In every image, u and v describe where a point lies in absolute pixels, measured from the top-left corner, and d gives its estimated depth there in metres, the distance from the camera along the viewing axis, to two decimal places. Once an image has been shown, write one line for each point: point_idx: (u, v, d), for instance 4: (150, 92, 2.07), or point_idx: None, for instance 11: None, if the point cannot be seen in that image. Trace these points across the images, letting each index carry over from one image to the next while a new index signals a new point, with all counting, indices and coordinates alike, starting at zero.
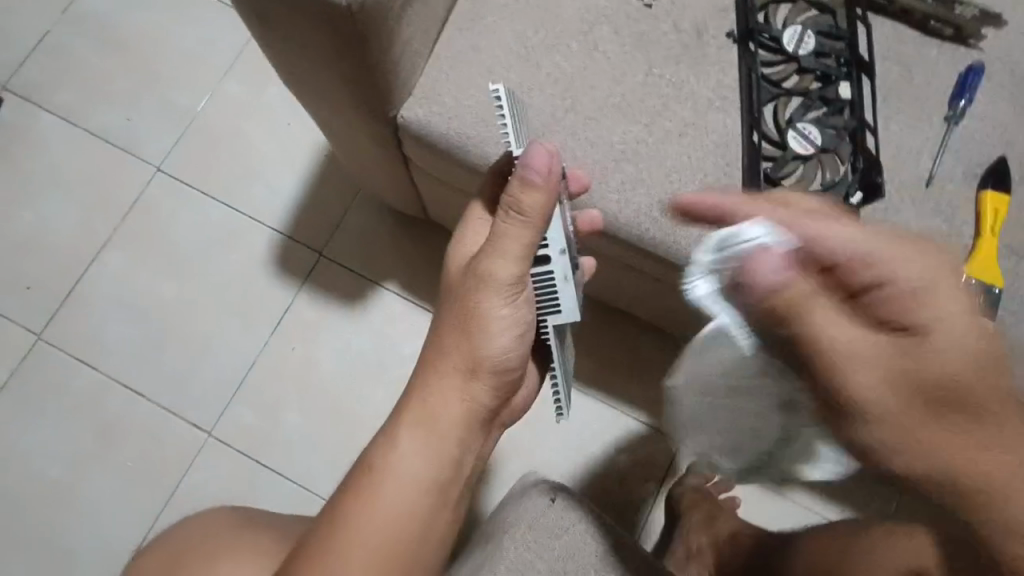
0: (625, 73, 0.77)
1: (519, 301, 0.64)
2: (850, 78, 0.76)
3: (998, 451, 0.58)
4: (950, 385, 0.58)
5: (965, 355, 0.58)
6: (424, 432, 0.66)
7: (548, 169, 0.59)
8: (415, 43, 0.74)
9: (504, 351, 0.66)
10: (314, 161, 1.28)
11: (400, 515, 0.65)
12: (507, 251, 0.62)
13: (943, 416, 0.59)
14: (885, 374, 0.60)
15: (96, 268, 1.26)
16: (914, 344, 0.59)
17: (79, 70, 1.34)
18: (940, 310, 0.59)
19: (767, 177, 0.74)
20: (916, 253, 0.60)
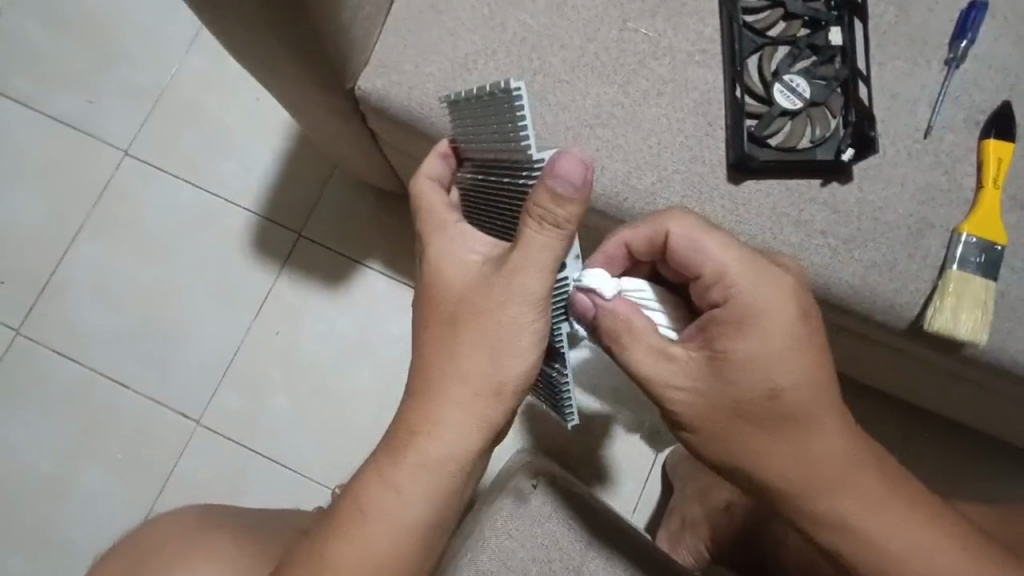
0: (597, 29, 0.71)
1: (540, 315, 0.55)
2: (841, 22, 0.70)
3: (817, 465, 0.58)
4: (772, 407, 0.57)
5: (795, 377, 0.56)
6: (426, 455, 0.54)
7: (580, 177, 0.50)
8: (367, 7, 0.68)
9: (521, 370, 0.55)
10: (287, 137, 1.23)
11: (384, 551, 0.54)
12: (536, 262, 0.53)
13: (762, 435, 0.58)
14: (703, 396, 0.58)
15: (70, 258, 1.23)
16: (730, 368, 0.56)
17: (36, 51, 1.28)
18: (766, 336, 0.56)
19: (751, 136, 0.69)
20: (755, 277, 0.57)
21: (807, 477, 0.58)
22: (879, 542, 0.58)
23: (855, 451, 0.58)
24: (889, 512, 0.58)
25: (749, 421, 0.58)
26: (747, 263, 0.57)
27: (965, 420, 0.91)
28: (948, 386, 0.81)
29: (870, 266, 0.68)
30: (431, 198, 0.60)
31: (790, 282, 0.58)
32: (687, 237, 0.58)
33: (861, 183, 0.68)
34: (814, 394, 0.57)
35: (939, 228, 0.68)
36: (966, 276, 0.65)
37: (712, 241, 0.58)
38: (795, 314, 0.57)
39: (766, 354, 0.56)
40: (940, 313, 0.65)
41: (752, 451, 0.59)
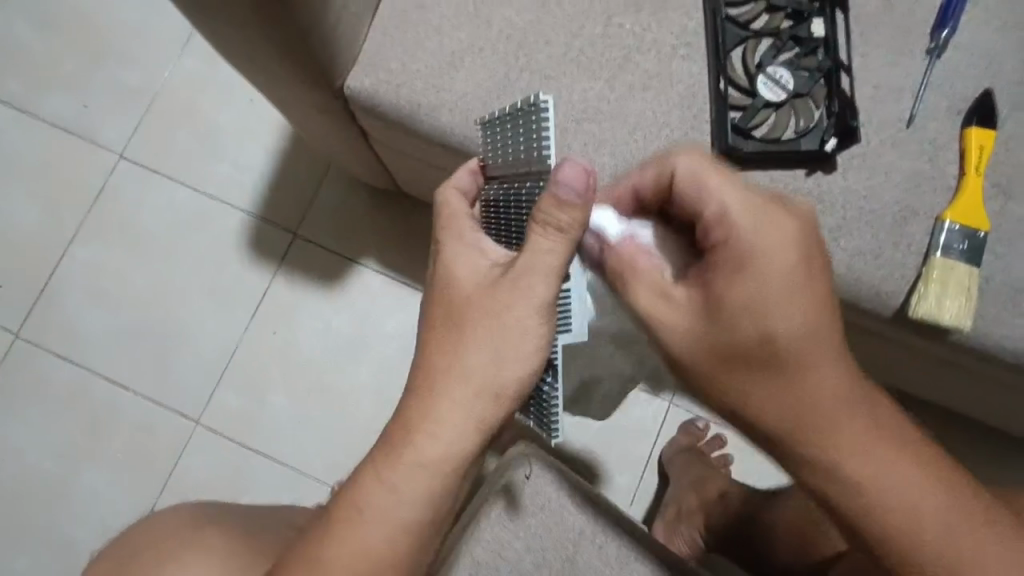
0: (582, 25, 0.71)
1: (542, 317, 0.55)
2: (823, 14, 0.71)
3: (821, 411, 0.54)
4: (772, 348, 0.54)
5: (796, 318, 0.54)
6: (422, 456, 0.55)
7: (582, 184, 0.52)
8: (354, 6, 0.69)
9: (523, 374, 0.55)
10: (281, 137, 1.23)
11: (380, 549, 0.55)
12: (543, 265, 0.54)
13: (762, 377, 0.55)
14: (698, 333, 0.56)
15: (67, 262, 1.23)
16: (727, 303, 0.55)
17: (30, 56, 1.28)
18: (766, 273, 0.54)
19: (736, 128, 0.69)
20: (758, 218, 0.54)
21: (811, 425, 0.55)
22: (879, 487, 0.54)
23: (861, 399, 0.55)
24: (895, 461, 0.54)
25: (746, 365, 0.55)
26: (751, 204, 0.54)
27: (956, 407, 0.92)
28: (938, 373, 0.81)
29: (855, 255, 0.68)
30: (455, 205, 0.61)
31: (795, 222, 0.55)
32: (690, 178, 0.56)
33: (845, 173, 0.69)
34: (819, 337, 0.54)
35: (923, 216, 0.68)
36: (950, 263, 0.66)
37: (717, 182, 0.55)
38: (798, 256, 0.54)
39: (767, 291, 0.54)
40: (924, 299, 0.66)
41: (753, 395, 0.56)
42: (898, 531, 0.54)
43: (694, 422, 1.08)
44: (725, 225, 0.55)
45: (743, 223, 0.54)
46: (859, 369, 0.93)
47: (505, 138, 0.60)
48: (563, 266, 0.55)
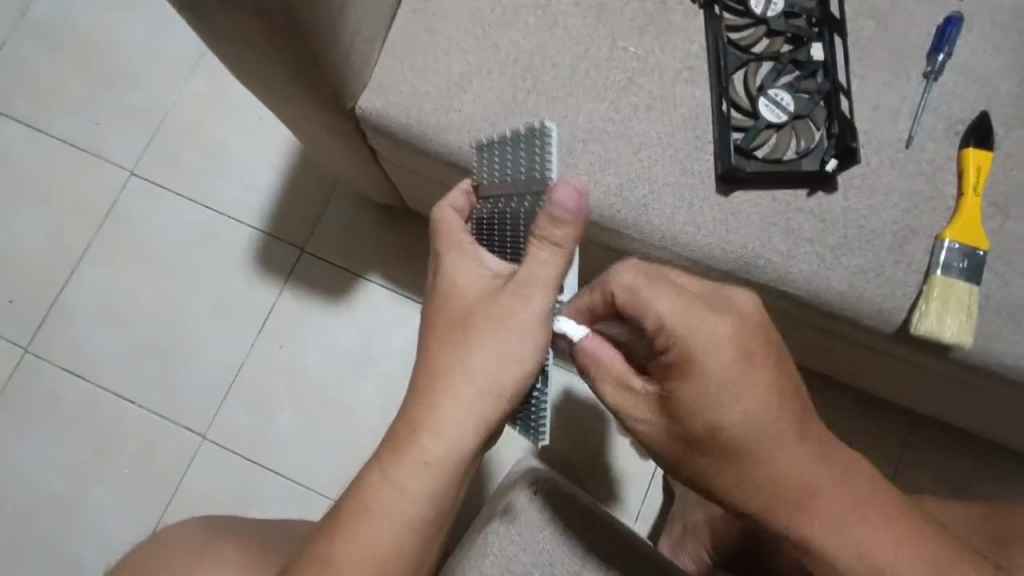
0: (587, 48, 0.73)
1: (539, 327, 0.57)
2: (822, 38, 0.73)
3: (776, 489, 0.56)
4: (720, 441, 0.56)
5: (738, 420, 0.55)
6: (423, 457, 0.56)
7: (577, 204, 0.54)
8: (366, 30, 0.71)
9: (523, 377, 0.57)
10: (289, 155, 1.26)
11: (386, 547, 0.56)
12: (540, 276, 0.56)
13: (713, 464, 0.58)
14: (660, 426, 0.60)
15: (77, 278, 1.25)
16: (676, 402, 0.57)
17: (45, 76, 1.31)
18: (704, 377, 0.55)
19: (738, 149, 0.71)
20: (694, 318, 0.56)
21: (767, 502, 0.57)
22: (846, 559, 0.55)
23: (822, 471, 0.56)
24: (859, 530, 0.55)
25: (700, 452, 0.58)
26: (686, 306, 0.56)
27: (963, 423, 0.92)
28: (941, 388, 0.82)
29: (857, 273, 0.69)
30: (453, 223, 0.63)
31: (731, 319, 0.56)
32: (630, 291, 0.58)
33: (846, 193, 0.70)
34: (764, 428, 0.55)
35: (923, 235, 0.70)
36: (951, 281, 0.67)
37: (652, 294, 0.57)
38: (736, 353, 0.55)
39: (710, 392, 0.55)
40: (925, 317, 0.67)
41: (711, 479, 0.59)
42: None
43: None
44: (665, 330, 0.56)
45: (680, 327, 0.56)
46: (865, 384, 0.93)
47: (503, 159, 0.62)
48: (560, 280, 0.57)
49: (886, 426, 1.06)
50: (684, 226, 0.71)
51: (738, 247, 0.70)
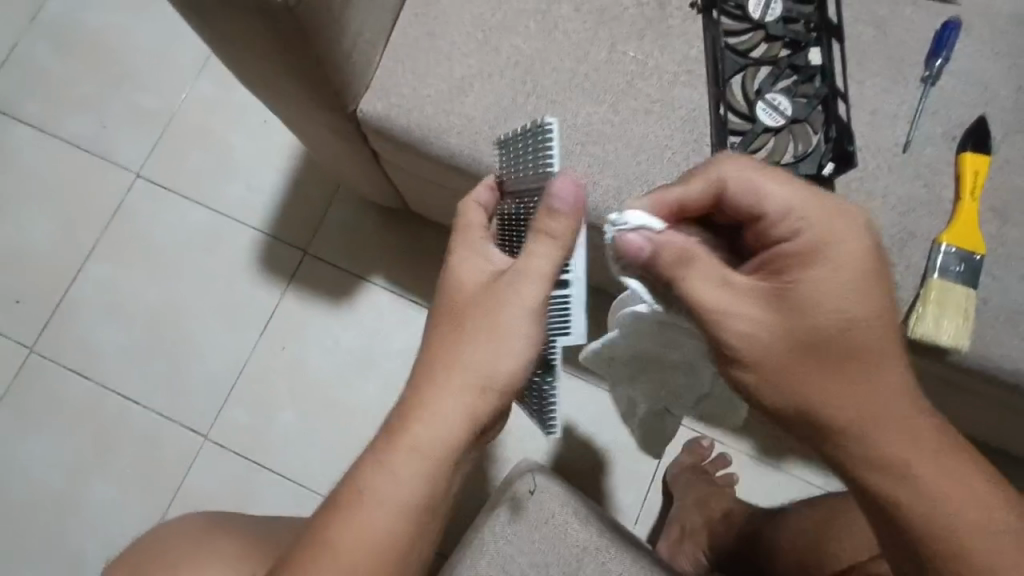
0: (587, 52, 0.74)
1: (532, 322, 0.57)
2: (820, 43, 0.74)
3: (878, 396, 0.54)
4: (847, 339, 0.54)
5: (866, 312, 0.53)
6: (415, 449, 0.56)
7: (574, 196, 0.55)
8: (369, 33, 0.71)
9: (516, 373, 0.57)
10: (293, 158, 1.27)
11: (379, 537, 0.56)
12: (534, 269, 0.56)
13: (826, 366, 0.54)
14: (768, 322, 0.55)
15: (83, 278, 1.26)
16: (804, 288, 0.54)
17: (54, 78, 1.33)
18: (843, 266, 0.53)
19: (735, 152, 0.71)
20: (826, 209, 0.54)
21: (866, 408, 0.54)
22: (928, 489, 0.54)
23: (913, 383, 0.55)
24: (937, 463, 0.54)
25: (810, 352, 0.54)
26: (819, 198, 0.55)
27: (963, 428, 0.92)
28: (940, 392, 0.82)
29: None
30: (474, 217, 0.64)
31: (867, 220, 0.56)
32: (754, 173, 0.56)
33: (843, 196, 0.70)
34: (887, 329, 0.54)
35: (920, 239, 0.70)
36: (948, 285, 0.67)
37: (773, 184, 0.55)
38: (875, 251, 0.55)
39: (851, 281, 0.53)
40: (922, 320, 0.67)
41: (814, 382, 0.54)
42: (922, 526, 0.54)
43: (698, 440, 1.08)
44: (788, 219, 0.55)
45: (813, 213, 0.54)
46: None
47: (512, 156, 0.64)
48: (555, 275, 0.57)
49: None
50: None
51: None
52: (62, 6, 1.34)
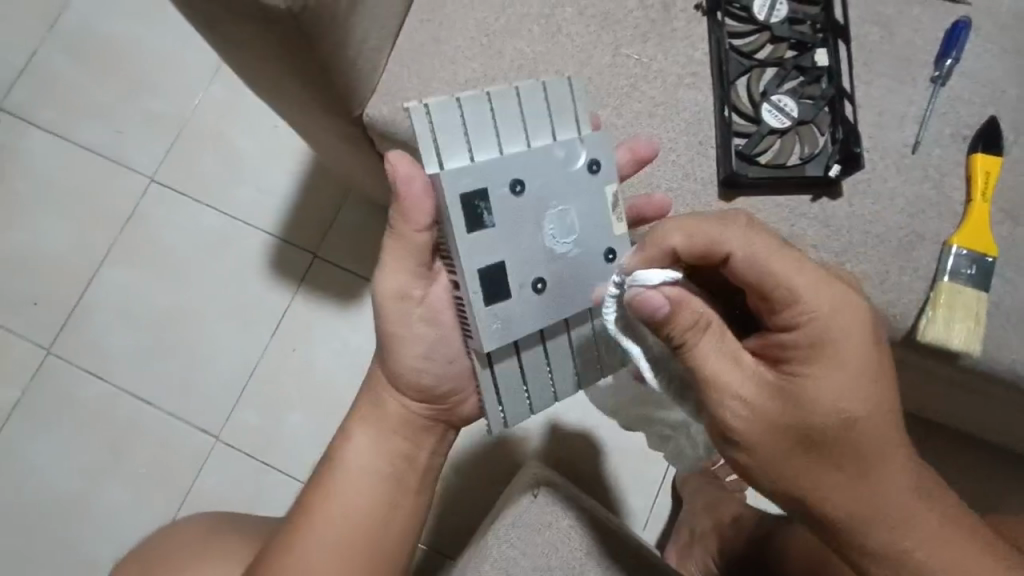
0: (590, 55, 0.74)
1: (423, 321, 0.66)
2: (826, 45, 0.73)
3: (876, 483, 0.55)
4: (849, 435, 0.54)
5: (870, 409, 0.54)
6: (360, 442, 0.70)
7: (403, 180, 0.57)
8: (374, 39, 0.72)
9: (428, 372, 0.68)
10: (303, 162, 1.28)
11: (343, 518, 0.67)
12: (400, 267, 0.63)
13: (832, 464, 0.55)
14: (772, 414, 0.54)
15: (98, 281, 1.28)
16: (808, 386, 0.54)
17: (71, 85, 1.35)
18: (842, 362, 0.54)
19: (740, 154, 0.71)
20: (834, 300, 0.54)
21: (862, 495, 0.56)
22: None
23: (917, 474, 0.57)
24: (944, 554, 0.57)
25: (816, 449, 0.55)
26: (826, 287, 0.54)
27: (978, 432, 0.90)
28: (952, 397, 0.81)
29: (862, 279, 0.69)
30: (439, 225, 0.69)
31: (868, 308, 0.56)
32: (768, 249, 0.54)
33: (850, 199, 0.70)
34: (886, 419, 0.55)
35: (929, 241, 0.69)
36: (958, 288, 0.66)
37: (782, 266, 0.54)
38: (872, 341, 0.55)
39: (847, 377, 0.54)
40: (933, 323, 0.67)
41: (819, 479, 0.56)
42: None
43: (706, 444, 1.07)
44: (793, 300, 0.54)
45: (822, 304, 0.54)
46: None
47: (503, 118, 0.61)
48: (421, 264, 0.63)
49: None
50: None
51: None
52: (79, 15, 1.37)
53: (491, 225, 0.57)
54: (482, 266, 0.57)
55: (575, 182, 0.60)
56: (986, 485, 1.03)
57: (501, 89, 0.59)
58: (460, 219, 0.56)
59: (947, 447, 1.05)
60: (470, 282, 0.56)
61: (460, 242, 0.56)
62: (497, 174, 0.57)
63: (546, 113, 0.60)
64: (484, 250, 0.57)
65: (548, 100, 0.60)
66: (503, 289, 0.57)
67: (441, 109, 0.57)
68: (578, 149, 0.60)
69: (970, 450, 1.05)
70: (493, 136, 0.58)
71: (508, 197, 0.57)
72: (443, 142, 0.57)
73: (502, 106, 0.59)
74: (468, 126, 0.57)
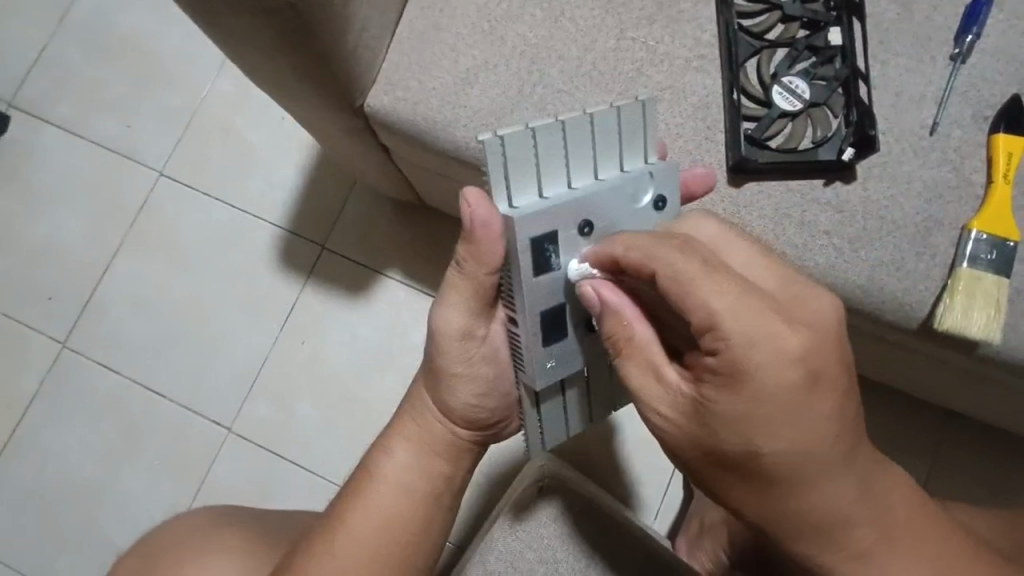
0: (594, 40, 0.72)
1: (483, 360, 0.66)
2: (840, 23, 0.71)
3: (802, 508, 0.52)
4: (762, 467, 0.51)
5: (789, 442, 0.49)
6: (402, 456, 0.68)
7: (482, 220, 0.54)
8: (374, 28, 0.71)
9: (485, 408, 0.69)
10: (310, 154, 1.27)
11: (381, 528, 0.65)
12: (461, 305, 0.62)
13: (751, 485, 0.52)
14: (686, 435, 0.52)
15: (110, 275, 1.29)
16: (718, 415, 0.50)
17: (80, 80, 1.36)
18: (759, 396, 0.48)
19: (750, 139, 0.69)
20: (751, 327, 0.47)
21: (788, 518, 0.53)
22: None
23: (860, 490, 0.53)
24: (890, 561, 0.54)
25: (731, 470, 0.52)
26: (745, 315, 0.47)
27: (999, 422, 0.88)
28: (970, 386, 0.79)
29: (877, 267, 0.67)
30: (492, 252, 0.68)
31: (800, 332, 0.48)
32: (679, 277, 0.47)
33: (865, 183, 0.67)
34: (813, 452, 0.50)
35: (948, 226, 0.67)
36: (977, 274, 0.64)
37: (698, 288, 0.47)
38: (801, 374, 0.48)
39: (763, 412, 0.48)
40: (950, 312, 0.64)
41: (740, 496, 0.53)
42: None
43: None
44: (708, 323, 0.47)
45: (737, 332, 0.47)
46: (896, 381, 0.89)
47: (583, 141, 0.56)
48: (482, 304, 0.62)
49: (914, 425, 1.04)
50: None
51: None
52: (87, 10, 1.37)
53: (557, 267, 0.55)
54: (544, 308, 0.56)
55: (640, 218, 0.58)
56: (1006, 474, 1.01)
57: (578, 116, 0.55)
58: (527, 263, 0.54)
59: (966, 436, 1.03)
60: (530, 322, 0.56)
61: (524, 285, 0.55)
62: (568, 214, 0.54)
63: (616, 143, 0.57)
64: (546, 293, 0.56)
65: (622, 130, 0.56)
66: (561, 329, 0.57)
67: (515, 140, 0.52)
68: (648, 185, 0.57)
69: (991, 439, 1.02)
70: (562, 169, 0.56)
71: (574, 238, 0.55)
72: (516, 177, 0.54)
73: (574, 138, 0.55)
74: (541, 160, 0.54)
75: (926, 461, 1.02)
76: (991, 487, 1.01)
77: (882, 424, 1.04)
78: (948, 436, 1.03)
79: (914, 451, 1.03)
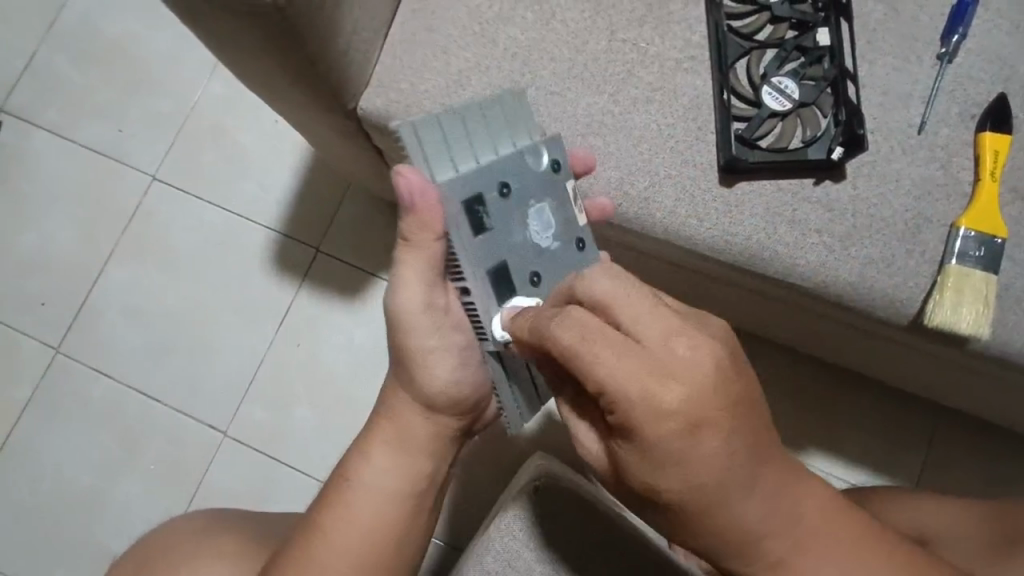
0: (585, 41, 0.73)
1: (453, 331, 0.66)
2: (828, 23, 0.71)
3: (729, 539, 0.49)
4: (667, 505, 0.49)
5: (685, 484, 0.47)
6: (383, 456, 0.67)
7: (421, 191, 0.55)
8: (365, 31, 0.71)
9: (465, 385, 0.68)
10: (305, 157, 1.27)
11: (366, 531, 0.65)
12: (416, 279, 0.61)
13: (670, 519, 0.50)
14: (606, 469, 0.52)
15: (104, 280, 1.29)
16: (622, 456, 0.49)
17: (72, 85, 1.36)
18: (646, 445, 0.46)
19: (741, 139, 0.70)
20: (627, 384, 0.44)
21: (721, 549, 0.50)
22: None
23: (783, 505, 0.49)
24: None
25: (647, 504, 0.51)
26: (622, 373, 0.44)
27: (982, 413, 0.89)
28: (961, 381, 0.79)
29: (867, 264, 0.68)
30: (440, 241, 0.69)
31: (677, 384, 0.44)
32: (565, 353, 0.46)
33: (854, 181, 0.68)
34: (718, 489, 0.47)
35: (937, 224, 0.67)
36: (965, 271, 0.65)
37: (584, 359, 0.45)
38: (683, 425, 0.45)
39: (657, 458, 0.46)
40: (940, 308, 0.65)
41: (661, 524, 0.52)
42: None
43: None
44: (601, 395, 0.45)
45: (615, 389, 0.44)
46: (885, 376, 0.90)
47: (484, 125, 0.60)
48: (438, 274, 0.62)
49: (907, 420, 1.04)
50: (688, 219, 0.70)
51: (741, 240, 0.69)
52: (78, 14, 1.37)
53: (493, 228, 0.59)
54: (489, 266, 0.58)
55: (543, 180, 0.62)
56: (1000, 466, 1.02)
57: (473, 104, 0.59)
58: (465, 224, 0.57)
59: (959, 431, 1.03)
60: (480, 280, 0.58)
61: (466, 246, 0.57)
62: (483, 178, 0.58)
63: (508, 121, 0.61)
64: (488, 252, 0.58)
65: (507, 108, 0.62)
66: (509, 286, 0.59)
67: (422, 121, 0.56)
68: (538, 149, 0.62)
69: (984, 433, 1.03)
70: (469, 146, 0.59)
71: (497, 200, 0.59)
72: (430, 156, 0.57)
73: (472, 120, 0.59)
74: (450, 139, 0.58)
75: (920, 456, 1.03)
76: (985, 480, 1.02)
77: (875, 419, 1.05)
78: (941, 430, 1.04)
79: (909, 446, 1.03)
